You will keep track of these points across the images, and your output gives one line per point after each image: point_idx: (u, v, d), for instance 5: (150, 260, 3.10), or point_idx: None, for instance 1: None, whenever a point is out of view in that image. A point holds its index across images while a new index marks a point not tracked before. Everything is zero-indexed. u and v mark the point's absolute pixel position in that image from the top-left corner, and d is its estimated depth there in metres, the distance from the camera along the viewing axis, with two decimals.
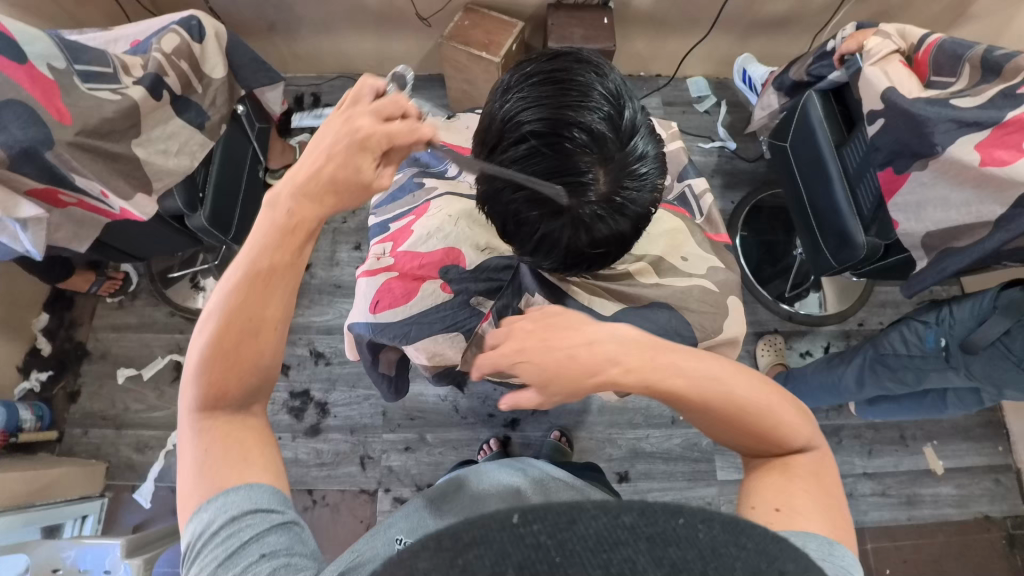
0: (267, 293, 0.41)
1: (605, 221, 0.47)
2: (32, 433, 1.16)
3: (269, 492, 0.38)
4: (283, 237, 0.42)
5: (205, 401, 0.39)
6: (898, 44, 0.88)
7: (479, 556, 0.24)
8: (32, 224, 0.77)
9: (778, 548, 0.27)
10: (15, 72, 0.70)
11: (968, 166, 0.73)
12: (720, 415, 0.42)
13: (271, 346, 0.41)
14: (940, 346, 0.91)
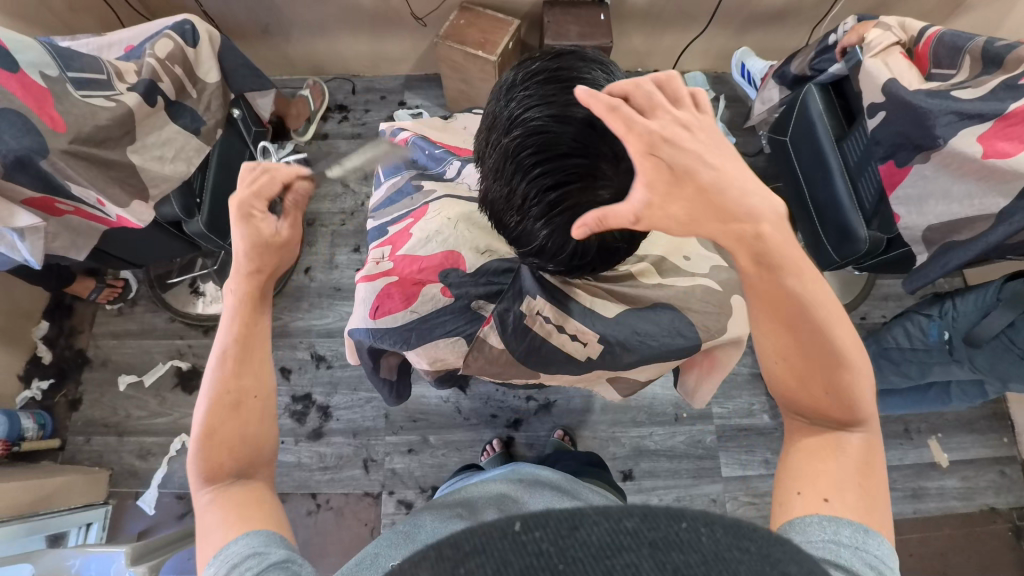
0: (247, 365, 0.46)
1: None
2: (34, 441, 1.16)
3: (265, 537, 0.39)
4: (246, 316, 0.48)
5: (208, 472, 0.42)
6: (898, 36, 0.87)
7: (480, 565, 0.23)
8: (29, 234, 0.77)
9: (781, 550, 0.26)
10: (8, 80, 0.70)
11: (970, 158, 0.73)
12: (808, 341, 0.41)
13: (259, 414, 0.45)
14: (943, 339, 0.91)
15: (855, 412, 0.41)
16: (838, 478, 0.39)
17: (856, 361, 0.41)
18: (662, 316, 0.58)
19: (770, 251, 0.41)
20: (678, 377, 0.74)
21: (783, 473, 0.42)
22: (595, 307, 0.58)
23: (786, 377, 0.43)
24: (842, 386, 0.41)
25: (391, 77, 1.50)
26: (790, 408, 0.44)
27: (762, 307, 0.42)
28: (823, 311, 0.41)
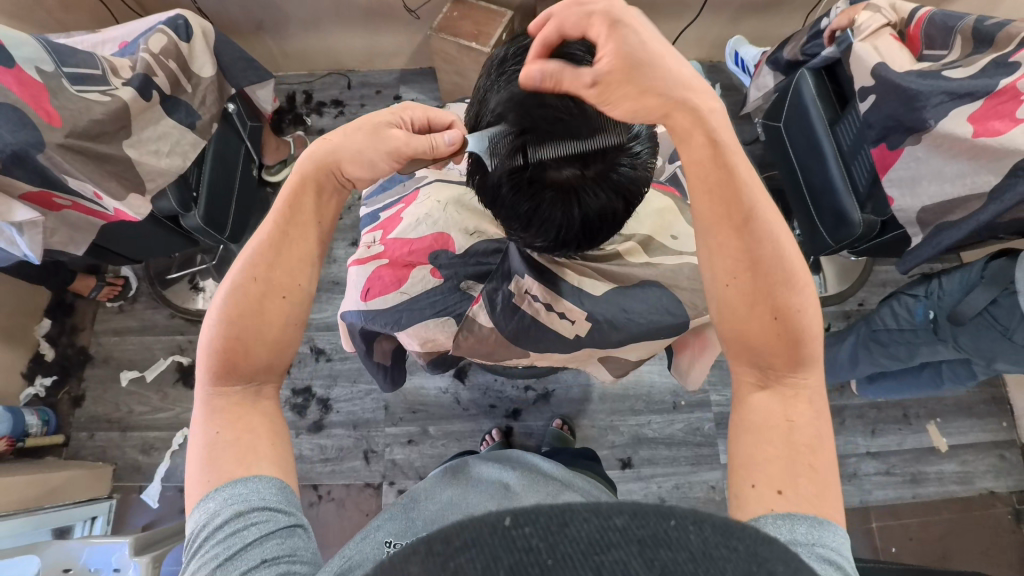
0: (285, 258, 0.45)
1: (598, 196, 0.47)
2: (38, 438, 1.17)
3: (277, 488, 0.40)
4: (298, 196, 0.47)
5: (217, 372, 0.42)
6: (888, 18, 0.87)
7: (471, 560, 0.23)
8: (28, 229, 0.78)
9: (768, 550, 0.26)
10: (3, 77, 0.70)
11: (961, 138, 0.73)
12: (761, 266, 0.42)
13: (282, 318, 0.44)
14: (928, 319, 0.91)
15: (802, 341, 0.42)
16: (791, 461, 0.38)
17: (803, 281, 0.43)
18: (649, 294, 0.58)
19: (719, 148, 0.43)
20: (672, 360, 0.75)
21: (734, 459, 0.41)
22: (583, 286, 0.58)
23: (740, 309, 0.43)
24: (789, 307, 0.42)
25: (386, 72, 1.50)
26: (741, 347, 0.44)
27: (713, 223, 0.43)
28: (772, 220, 0.43)
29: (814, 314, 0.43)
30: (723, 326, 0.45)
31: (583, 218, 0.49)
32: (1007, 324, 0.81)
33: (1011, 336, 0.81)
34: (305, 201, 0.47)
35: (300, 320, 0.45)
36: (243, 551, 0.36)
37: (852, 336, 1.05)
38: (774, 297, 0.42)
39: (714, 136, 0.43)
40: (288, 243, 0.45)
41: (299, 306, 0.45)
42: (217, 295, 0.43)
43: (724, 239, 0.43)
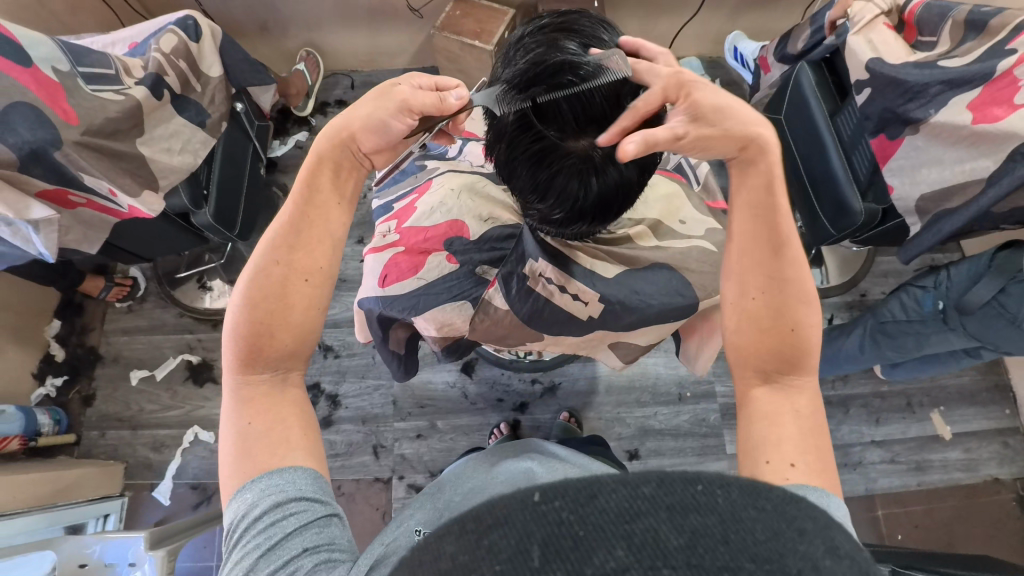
0: (305, 239, 0.46)
1: (614, 168, 0.49)
2: (51, 437, 1.18)
3: (312, 478, 0.41)
4: (316, 174, 0.48)
5: (245, 360, 0.44)
6: (881, 7, 0.89)
7: (504, 536, 0.23)
8: (44, 227, 0.79)
9: (797, 509, 0.25)
10: (21, 76, 0.71)
11: (960, 126, 0.75)
12: (777, 275, 0.44)
13: (306, 302, 0.45)
14: (937, 309, 0.93)
15: (808, 355, 0.43)
16: (798, 440, 0.40)
17: (819, 310, 0.45)
18: (659, 276, 0.60)
19: (771, 184, 0.46)
20: (680, 346, 0.76)
21: (744, 440, 0.42)
22: (595, 269, 0.60)
23: (761, 317, 0.44)
24: (805, 327, 0.44)
25: (389, 71, 1.52)
26: (748, 351, 0.44)
27: (749, 241, 0.46)
28: (806, 254, 0.45)
29: (821, 341, 0.44)
30: (738, 331, 0.46)
31: (601, 189, 0.50)
32: (1016, 312, 0.82)
33: (1018, 324, 0.82)
34: (321, 176, 0.48)
35: (322, 305, 0.46)
36: (284, 540, 0.37)
37: (856, 329, 1.06)
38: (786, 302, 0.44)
39: (769, 177, 0.46)
40: (307, 225, 0.46)
41: (321, 288, 0.46)
42: (242, 278, 0.44)
43: (748, 250, 0.46)
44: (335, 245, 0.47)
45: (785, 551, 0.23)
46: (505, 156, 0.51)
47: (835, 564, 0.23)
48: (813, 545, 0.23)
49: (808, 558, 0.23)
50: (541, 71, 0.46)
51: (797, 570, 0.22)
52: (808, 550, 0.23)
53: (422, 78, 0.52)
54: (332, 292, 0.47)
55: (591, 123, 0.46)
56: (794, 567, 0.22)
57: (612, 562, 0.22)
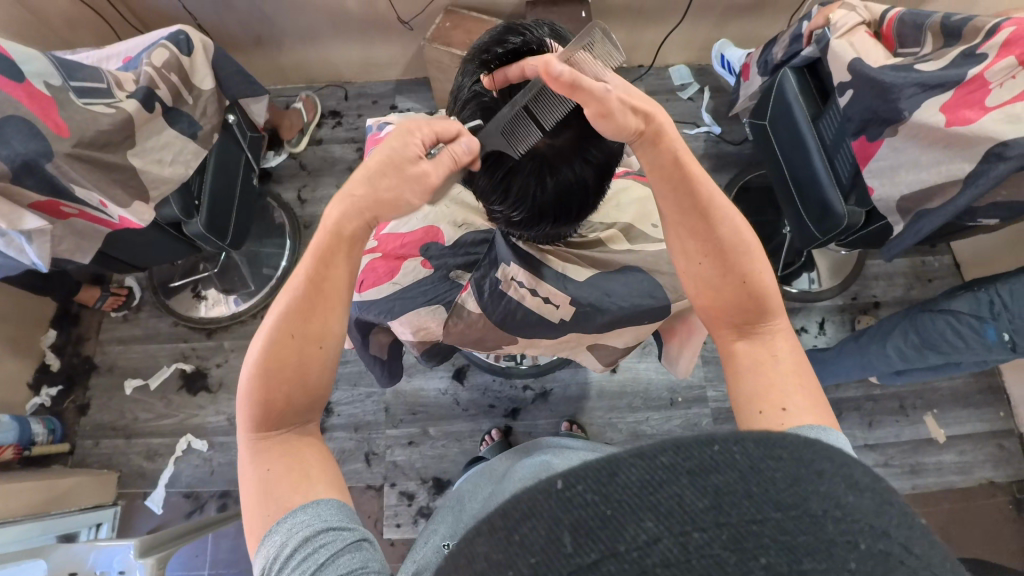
0: (316, 310, 0.44)
1: (570, 164, 0.50)
2: (45, 446, 1.18)
3: (336, 508, 0.40)
4: (331, 249, 0.46)
5: (259, 421, 0.43)
6: (862, 17, 0.90)
7: (533, 530, 0.22)
8: (37, 237, 0.81)
9: (812, 452, 0.25)
10: (13, 90, 0.73)
11: (934, 127, 0.76)
12: (713, 236, 0.45)
13: (320, 365, 0.45)
14: (1002, 339, 0.89)
15: (768, 300, 0.44)
16: (784, 382, 0.41)
17: (764, 259, 0.46)
18: (630, 278, 0.61)
19: (679, 155, 0.47)
20: (662, 349, 0.77)
21: (736, 396, 0.43)
22: (567, 272, 0.61)
23: (712, 277, 0.46)
24: (756, 276, 0.45)
25: (383, 83, 1.54)
26: (714, 311, 0.46)
27: (677, 213, 0.47)
28: (732, 210, 0.46)
29: (775, 282, 0.45)
30: (699, 296, 0.47)
31: (557, 188, 0.51)
32: None
33: None
34: (338, 249, 0.46)
35: (335, 361, 0.46)
36: (318, 570, 0.36)
37: (893, 337, 1.02)
38: (729, 260, 0.45)
39: (675, 150, 0.47)
40: (322, 295, 0.45)
41: (335, 350, 0.46)
42: (254, 346, 0.43)
43: (680, 219, 0.47)
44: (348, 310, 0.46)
45: (807, 494, 0.23)
46: (464, 147, 0.53)
47: (857, 499, 0.23)
48: (833, 483, 0.23)
49: (830, 497, 0.23)
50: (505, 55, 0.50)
51: (822, 511, 0.22)
52: (829, 488, 0.23)
53: (424, 126, 0.48)
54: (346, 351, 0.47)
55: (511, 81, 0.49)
56: (819, 509, 0.22)
57: (643, 535, 0.21)
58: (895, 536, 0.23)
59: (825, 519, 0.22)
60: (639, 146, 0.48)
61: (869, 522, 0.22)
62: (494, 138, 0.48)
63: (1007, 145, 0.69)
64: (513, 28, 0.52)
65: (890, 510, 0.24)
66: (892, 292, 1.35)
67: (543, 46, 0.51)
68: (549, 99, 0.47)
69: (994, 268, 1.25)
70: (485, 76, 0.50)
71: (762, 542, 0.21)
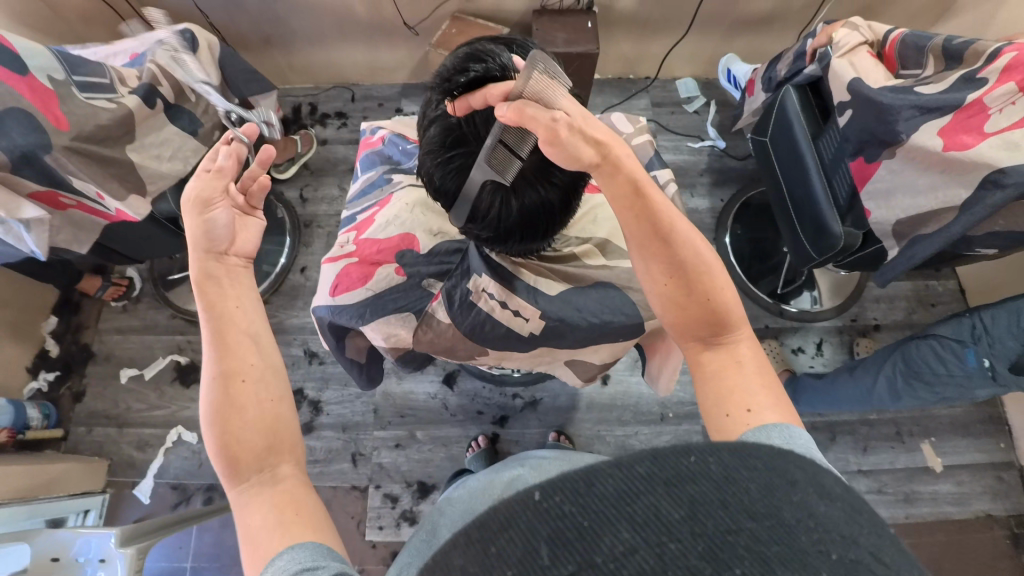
0: (225, 347, 0.43)
1: (534, 189, 0.53)
2: (39, 431, 1.20)
3: (312, 549, 0.37)
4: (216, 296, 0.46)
5: (229, 468, 0.40)
6: (864, 36, 0.89)
7: (510, 542, 0.20)
8: (36, 226, 0.81)
9: (785, 461, 0.23)
10: (16, 83, 0.74)
11: (931, 151, 0.74)
12: (674, 257, 0.45)
13: (257, 396, 0.42)
14: (983, 366, 0.90)
15: (731, 313, 0.44)
16: (749, 386, 0.41)
17: (725, 273, 0.46)
18: (603, 293, 0.63)
19: (637, 180, 0.46)
20: (645, 365, 0.76)
21: (704, 401, 0.42)
22: (539, 285, 0.63)
23: (677, 297, 0.45)
24: (718, 292, 0.45)
25: (389, 86, 1.56)
26: (683, 330, 0.45)
27: (638, 236, 0.46)
28: (690, 229, 0.46)
29: (737, 295, 0.45)
30: (667, 316, 0.46)
31: (522, 209, 0.54)
32: None
33: None
34: (223, 292, 0.47)
35: (274, 389, 0.44)
36: None
37: (884, 367, 1.01)
38: (691, 279, 0.44)
39: (633, 178, 0.46)
40: (225, 335, 0.44)
41: (264, 379, 0.44)
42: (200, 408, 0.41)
43: (642, 244, 0.45)
44: (255, 340, 0.45)
45: (781, 504, 0.21)
46: (437, 168, 0.56)
47: (828, 508, 0.22)
48: (806, 494, 0.22)
49: (803, 506, 0.21)
50: (467, 79, 0.50)
51: (794, 520, 0.20)
52: (802, 499, 0.22)
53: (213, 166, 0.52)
54: (274, 376, 0.44)
55: (472, 108, 0.50)
56: (792, 519, 0.20)
57: (620, 546, 0.19)
58: (866, 545, 0.21)
59: (797, 528, 0.20)
60: (598, 175, 0.47)
61: (840, 531, 0.21)
62: (484, 170, 0.51)
63: (1004, 172, 0.67)
64: (475, 53, 0.52)
65: (861, 520, 0.22)
66: (893, 315, 1.33)
67: (506, 72, 0.50)
68: (512, 135, 0.49)
69: (998, 295, 1.23)
70: (450, 104, 0.51)
71: (739, 552, 0.19)
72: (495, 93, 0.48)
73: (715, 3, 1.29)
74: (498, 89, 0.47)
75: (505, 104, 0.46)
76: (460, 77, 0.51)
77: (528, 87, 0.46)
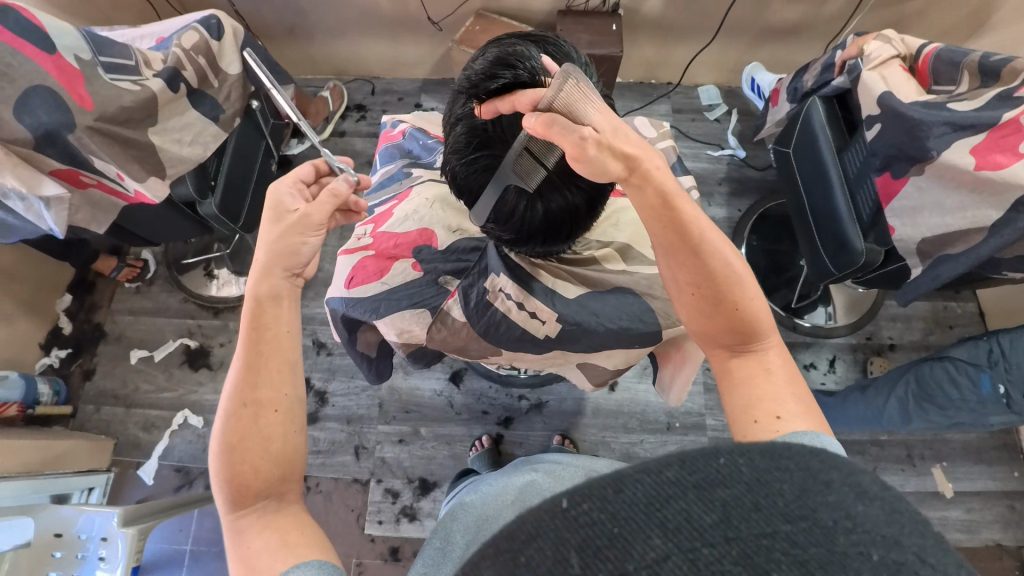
0: (261, 371, 0.43)
1: (560, 193, 0.52)
2: (48, 406, 1.20)
3: (320, 567, 0.37)
4: (259, 315, 0.45)
5: (235, 491, 0.39)
6: (898, 50, 0.87)
7: (540, 551, 0.19)
8: (55, 204, 0.81)
9: (818, 460, 0.22)
10: (43, 61, 0.74)
11: (962, 170, 0.73)
12: (704, 267, 0.44)
13: (281, 429, 0.42)
14: (998, 393, 0.86)
15: (761, 321, 0.43)
16: (777, 393, 0.40)
17: (754, 282, 0.45)
18: (621, 299, 0.62)
19: (667, 189, 0.45)
20: (657, 374, 0.75)
21: (729, 406, 0.42)
22: (556, 288, 0.63)
23: (705, 307, 0.44)
24: (747, 301, 0.44)
25: (409, 81, 1.55)
26: (709, 337, 0.45)
27: (666, 247, 0.45)
28: (720, 238, 0.45)
29: (767, 303, 0.44)
30: (694, 324, 0.46)
31: (546, 213, 0.53)
32: None
33: None
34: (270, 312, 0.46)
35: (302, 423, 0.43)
36: None
37: (897, 388, 1.00)
38: (720, 289, 0.44)
39: (662, 190, 0.45)
40: (264, 359, 0.44)
41: (293, 412, 0.43)
42: (215, 430, 0.41)
43: (671, 255, 0.45)
44: (293, 369, 0.44)
45: (815, 508, 0.20)
46: (461, 166, 0.55)
47: (866, 509, 0.20)
48: (842, 493, 0.21)
49: (840, 507, 0.20)
50: (496, 81, 0.49)
51: (831, 522, 0.19)
52: (837, 498, 0.20)
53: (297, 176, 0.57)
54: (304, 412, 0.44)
55: (500, 113, 0.49)
56: (828, 520, 0.19)
57: (651, 553, 0.19)
58: (908, 545, 0.19)
59: (834, 530, 0.19)
60: (627, 187, 0.47)
61: (880, 531, 0.20)
62: (508, 174, 0.51)
63: None
64: (503, 57, 0.49)
65: (902, 519, 0.20)
66: (909, 336, 1.30)
67: (535, 76, 0.48)
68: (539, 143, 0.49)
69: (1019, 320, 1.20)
70: (478, 107, 0.50)
71: (774, 557, 0.19)
72: (524, 100, 0.47)
73: (742, 11, 1.28)
74: (527, 96, 0.46)
75: (533, 113, 0.45)
76: (488, 78, 0.50)
77: (560, 93, 0.44)
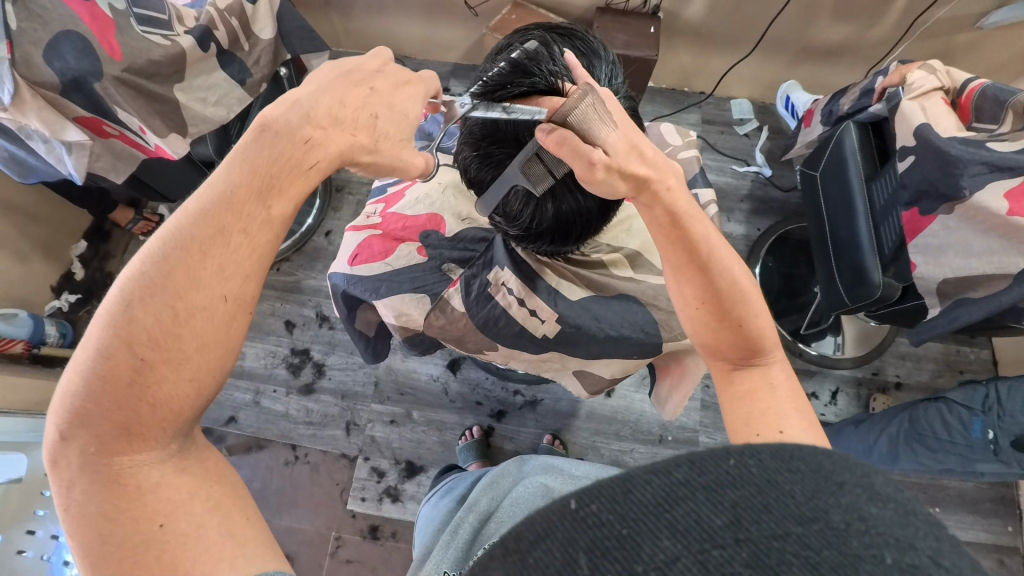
0: (229, 261, 0.37)
1: (571, 197, 0.52)
2: (55, 348, 1.19)
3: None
4: (268, 190, 0.39)
5: (141, 402, 0.35)
6: (941, 83, 0.84)
7: (547, 553, 0.18)
8: (76, 150, 0.82)
9: (831, 462, 0.21)
10: (78, 7, 0.75)
11: (994, 213, 0.70)
12: (711, 281, 0.43)
13: (216, 341, 0.36)
14: (987, 438, 0.85)
15: (765, 338, 0.42)
16: (780, 408, 0.39)
17: (761, 300, 0.44)
18: (624, 306, 0.61)
19: (679, 200, 0.44)
20: (653, 387, 0.74)
21: (731, 418, 0.41)
22: (560, 289, 0.62)
23: (711, 321, 0.43)
24: (753, 318, 0.43)
25: (440, 64, 1.54)
26: (713, 350, 0.44)
27: (674, 261, 0.44)
28: (729, 254, 0.44)
29: (773, 320, 0.43)
30: (697, 335, 0.45)
31: (557, 214, 0.53)
32: None
33: None
34: (289, 176, 0.40)
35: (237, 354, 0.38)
36: None
37: (889, 426, 0.98)
38: (727, 304, 0.42)
39: (672, 208, 0.44)
40: (238, 250, 0.37)
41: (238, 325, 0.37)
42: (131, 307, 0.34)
43: (681, 266, 0.44)
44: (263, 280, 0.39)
45: (828, 509, 0.19)
46: (474, 159, 0.55)
47: (879, 511, 0.20)
48: (853, 494, 0.20)
49: (851, 508, 0.19)
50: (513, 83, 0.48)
51: (842, 523, 0.19)
52: (849, 499, 0.20)
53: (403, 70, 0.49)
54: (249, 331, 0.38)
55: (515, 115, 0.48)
56: (840, 521, 0.19)
57: (661, 555, 0.18)
58: (923, 548, 0.18)
59: (847, 532, 0.18)
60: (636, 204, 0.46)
61: (892, 533, 0.19)
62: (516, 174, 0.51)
63: None
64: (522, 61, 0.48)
65: (915, 522, 0.20)
66: (917, 376, 1.28)
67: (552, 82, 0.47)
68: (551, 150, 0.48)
69: None
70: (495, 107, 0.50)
71: (785, 558, 0.18)
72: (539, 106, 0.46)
73: (785, 26, 1.25)
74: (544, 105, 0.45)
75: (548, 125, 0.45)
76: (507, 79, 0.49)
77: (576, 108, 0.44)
